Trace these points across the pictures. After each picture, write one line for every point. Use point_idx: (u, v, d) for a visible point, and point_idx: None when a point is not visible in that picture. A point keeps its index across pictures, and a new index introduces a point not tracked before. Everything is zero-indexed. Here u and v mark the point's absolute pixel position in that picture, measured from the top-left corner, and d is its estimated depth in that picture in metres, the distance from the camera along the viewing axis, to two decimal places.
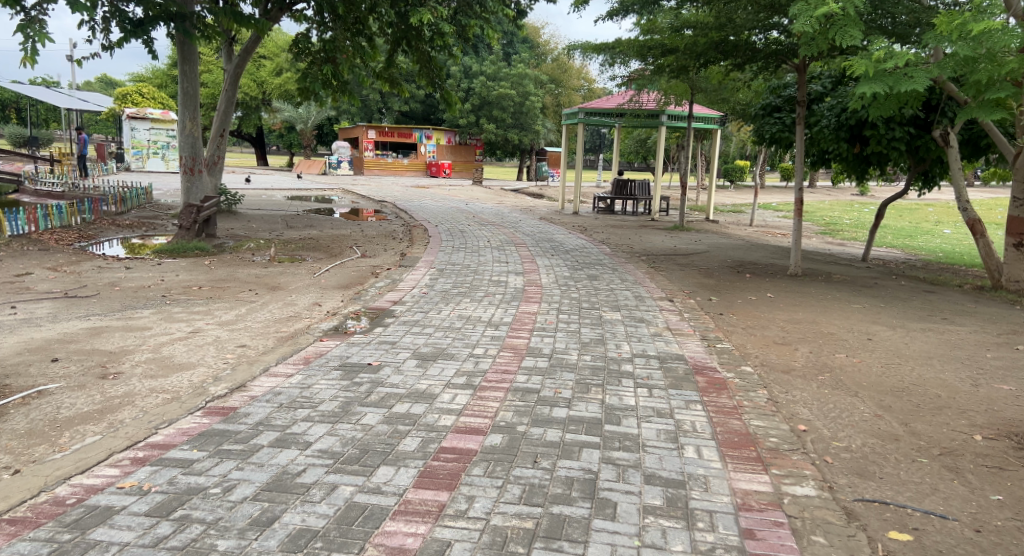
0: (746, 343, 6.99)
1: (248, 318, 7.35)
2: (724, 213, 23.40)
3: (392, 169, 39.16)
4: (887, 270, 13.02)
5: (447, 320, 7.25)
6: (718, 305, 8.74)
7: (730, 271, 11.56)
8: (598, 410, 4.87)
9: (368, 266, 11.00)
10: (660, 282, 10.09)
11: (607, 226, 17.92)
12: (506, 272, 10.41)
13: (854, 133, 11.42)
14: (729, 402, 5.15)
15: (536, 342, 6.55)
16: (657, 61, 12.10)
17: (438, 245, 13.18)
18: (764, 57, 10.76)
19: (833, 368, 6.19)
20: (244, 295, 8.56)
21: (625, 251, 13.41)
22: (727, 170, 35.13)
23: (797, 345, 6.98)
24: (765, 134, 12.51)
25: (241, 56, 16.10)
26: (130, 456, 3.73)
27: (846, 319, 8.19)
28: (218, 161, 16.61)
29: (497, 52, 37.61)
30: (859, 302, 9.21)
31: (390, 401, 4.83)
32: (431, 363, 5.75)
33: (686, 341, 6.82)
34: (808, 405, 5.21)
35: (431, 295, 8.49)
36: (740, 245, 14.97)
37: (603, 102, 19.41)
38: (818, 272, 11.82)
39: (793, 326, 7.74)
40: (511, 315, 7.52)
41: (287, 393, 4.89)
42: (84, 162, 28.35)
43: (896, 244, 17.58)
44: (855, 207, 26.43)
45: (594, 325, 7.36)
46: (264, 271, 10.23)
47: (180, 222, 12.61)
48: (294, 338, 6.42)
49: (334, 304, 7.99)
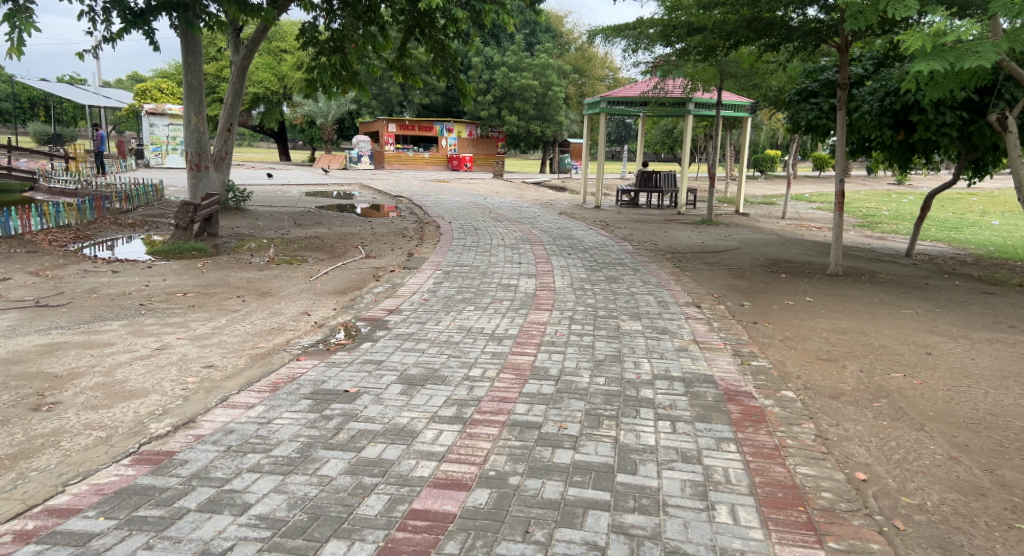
0: (784, 360, 6.12)
1: (225, 331, 6.57)
2: (755, 205, 22.39)
3: (413, 162, 38.71)
4: (937, 267, 11.96)
5: (444, 334, 6.50)
6: (752, 312, 7.86)
7: (762, 270, 10.64)
8: (610, 454, 4.06)
9: (371, 267, 10.34)
10: (687, 285, 9.21)
11: (630, 221, 17.01)
12: (518, 274, 9.63)
13: (900, 118, 10.43)
14: (769, 441, 4.30)
15: (543, 361, 5.77)
16: (682, 42, 11.20)
17: (449, 243, 12.41)
18: (799, 36, 9.84)
19: (890, 392, 5.32)
20: (230, 302, 7.84)
21: (649, 248, 12.54)
22: (758, 160, 33.98)
23: (844, 361, 6.11)
24: (800, 121, 11.53)
25: (248, 47, 15.40)
26: (15, 530, 3.06)
27: (899, 327, 7.26)
28: (225, 156, 16.18)
29: (519, 42, 36.63)
30: (909, 307, 8.28)
31: (361, 442, 4.04)
32: (418, 389, 4.96)
33: (716, 358, 5.99)
34: (865, 444, 4.34)
35: (432, 302, 7.79)
36: (773, 241, 13.98)
37: (626, 91, 18.41)
38: (860, 271, 10.83)
39: (837, 338, 6.85)
40: (516, 327, 6.81)
41: (240, 431, 4.10)
42: (101, 159, 27.96)
43: (942, 237, 16.45)
44: (893, 198, 25.16)
45: (610, 338, 6.56)
46: (259, 275, 9.49)
47: (177, 221, 11.92)
48: (268, 357, 5.66)
49: (324, 314, 7.26)
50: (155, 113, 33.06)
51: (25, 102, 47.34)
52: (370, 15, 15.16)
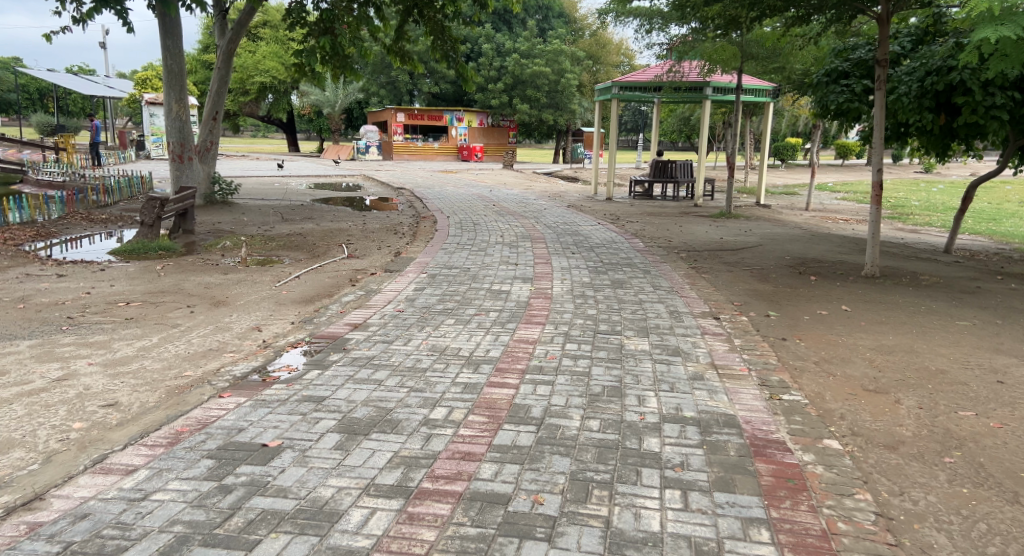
0: (823, 394, 5.01)
1: (153, 352, 5.45)
2: (776, 195, 21.20)
3: (422, 153, 37.78)
4: (982, 265, 10.76)
5: (411, 358, 5.44)
6: (778, 325, 6.74)
7: (789, 271, 9.48)
8: (597, 550, 3.02)
9: (349, 269, 9.28)
10: (703, 291, 8.07)
11: (642, 214, 15.89)
12: (512, 278, 8.56)
13: (942, 100, 9.15)
14: (815, 525, 3.24)
15: (523, 397, 4.69)
16: (697, 15, 10.02)
17: (441, 241, 11.38)
18: (834, 6, 8.79)
19: (963, 440, 4.25)
20: (175, 314, 6.75)
21: (661, 246, 11.41)
22: (779, 149, 32.81)
23: (897, 393, 5.02)
24: (828, 105, 10.22)
25: (234, 29, 14.32)
26: None
27: (955, 346, 6.14)
28: (210, 147, 15.34)
29: (531, 27, 35.44)
30: (963, 316, 7.14)
31: (259, 534, 3.01)
32: (358, 442, 3.88)
33: (739, 392, 4.91)
34: (943, 527, 3.29)
35: (407, 315, 6.74)
36: (798, 236, 12.83)
37: (640, 74, 17.10)
38: (900, 271, 9.62)
39: (884, 360, 5.75)
40: (498, 348, 5.75)
41: (98, 517, 3.04)
42: (98, 150, 26.90)
43: (981, 230, 15.20)
44: (922, 187, 23.78)
45: (611, 363, 5.48)
46: (221, 279, 8.39)
47: (142, 218, 10.68)
48: (187, 391, 4.56)
49: (278, 330, 6.20)
50: (156, 103, 32.02)
51: (31, 93, 46.42)
52: None
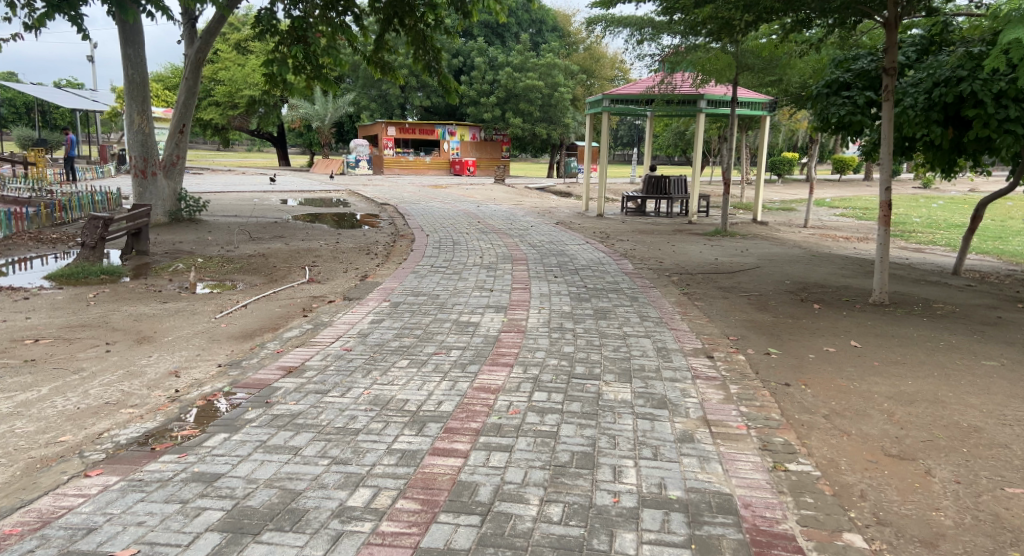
0: (838, 462, 4.12)
1: (33, 408, 4.55)
2: (774, 212, 20.43)
3: (414, 167, 36.86)
4: (996, 289, 9.94)
5: (345, 415, 4.52)
6: (781, 366, 5.86)
7: (790, 298, 8.63)
8: None
9: (306, 296, 8.41)
10: (696, 322, 7.20)
11: (634, 232, 15.04)
12: (484, 307, 7.68)
13: (951, 113, 8.24)
14: None
15: (470, 470, 3.78)
16: (690, 22, 9.17)
17: (415, 262, 10.54)
18: (839, 8, 7.96)
19: (1018, 533, 3.42)
20: (85, 354, 5.88)
21: (651, 267, 10.60)
22: (776, 163, 32.16)
23: (927, 460, 4.15)
24: (829, 118, 9.33)
25: (202, 37, 13.40)
26: None
27: (987, 394, 5.27)
28: (177, 161, 14.44)
29: (525, 40, 34.70)
30: (990, 355, 6.28)
31: None
32: (242, 547, 3.01)
33: (736, 460, 4.04)
34: None
35: (354, 355, 5.84)
36: (798, 256, 12.03)
37: (630, 87, 16.31)
38: (909, 297, 8.79)
39: (908, 413, 4.87)
40: (454, 400, 4.84)
41: None
42: (74, 165, 25.95)
43: (989, 249, 14.41)
44: (922, 203, 23.03)
45: (585, 419, 4.59)
46: (157, 310, 7.50)
47: (83, 239, 9.74)
48: (45, 467, 3.66)
49: (199, 375, 5.32)
50: None
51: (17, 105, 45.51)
52: (336, 1, 13.16)
